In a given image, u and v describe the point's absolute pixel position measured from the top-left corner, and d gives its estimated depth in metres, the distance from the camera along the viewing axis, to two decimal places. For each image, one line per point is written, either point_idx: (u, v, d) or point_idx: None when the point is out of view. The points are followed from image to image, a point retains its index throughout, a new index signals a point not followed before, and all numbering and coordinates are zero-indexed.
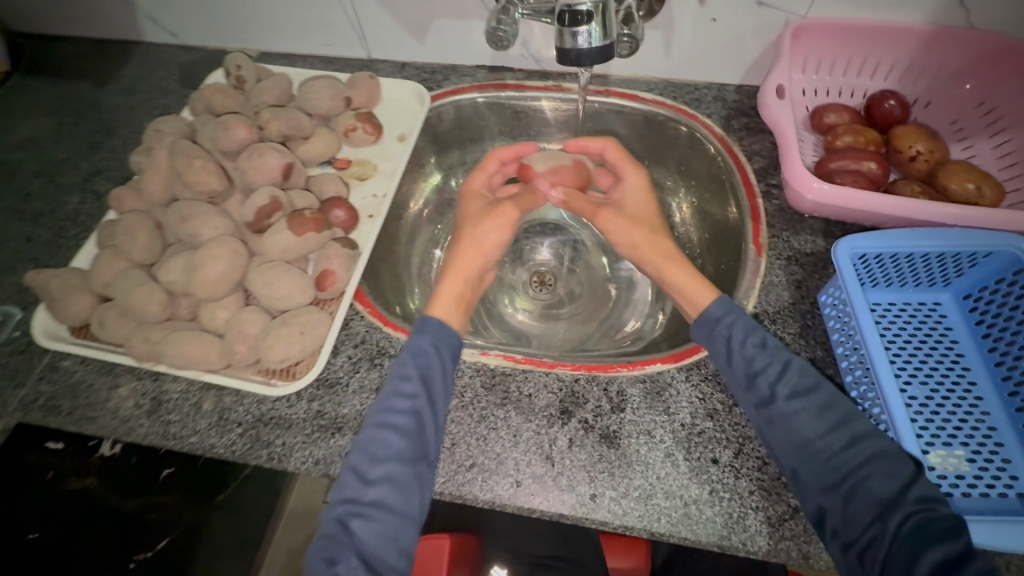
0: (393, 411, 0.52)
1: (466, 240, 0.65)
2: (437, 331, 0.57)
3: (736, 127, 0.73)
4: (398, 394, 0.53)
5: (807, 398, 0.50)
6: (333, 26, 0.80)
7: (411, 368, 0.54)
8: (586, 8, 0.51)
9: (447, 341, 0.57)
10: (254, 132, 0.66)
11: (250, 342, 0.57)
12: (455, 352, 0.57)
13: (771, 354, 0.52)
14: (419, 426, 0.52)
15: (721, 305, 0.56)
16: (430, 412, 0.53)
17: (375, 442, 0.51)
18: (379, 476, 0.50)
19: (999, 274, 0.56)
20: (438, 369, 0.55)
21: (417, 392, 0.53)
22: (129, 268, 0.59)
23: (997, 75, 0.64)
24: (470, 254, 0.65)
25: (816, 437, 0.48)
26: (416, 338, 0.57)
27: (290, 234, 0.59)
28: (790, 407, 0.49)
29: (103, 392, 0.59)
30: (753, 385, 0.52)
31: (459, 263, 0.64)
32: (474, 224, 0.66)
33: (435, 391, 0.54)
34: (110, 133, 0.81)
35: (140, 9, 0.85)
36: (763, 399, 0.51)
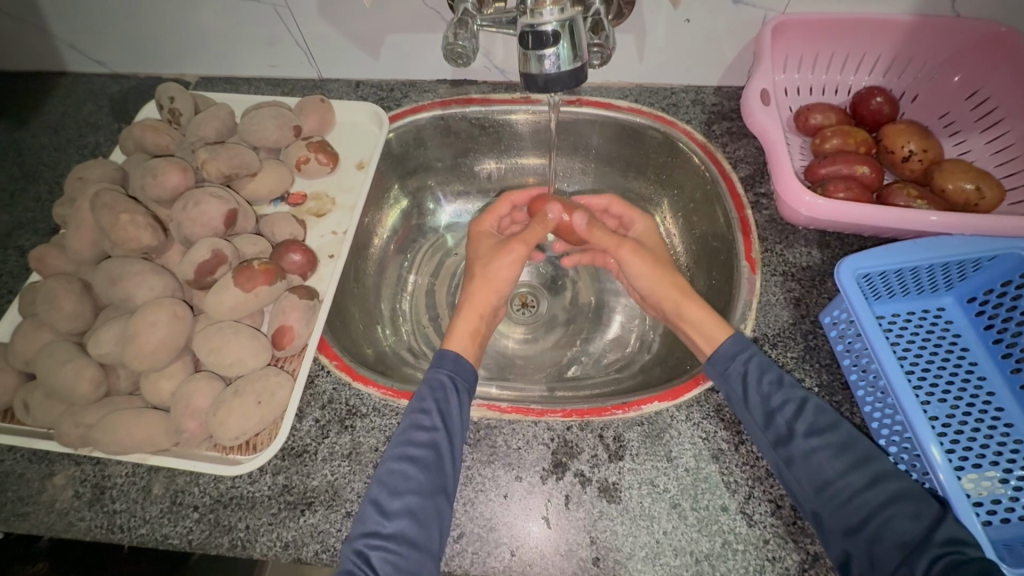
0: (411, 443, 0.49)
1: (483, 282, 0.64)
2: (455, 367, 0.55)
3: (718, 133, 0.68)
4: (416, 427, 0.50)
5: (826, 436, 0.47)
6: (277, 46, 0.73)
7: (428, 401, 0.52)
8: (552, 29, 0.46)
9: (463, 374, 0.55)
10: (191, 175, 0.59)
11: (201, 417, 0.51)
12: (471, 385, 0.55)
13: (789, 390, 0.50)
14: (437, 459, 0.49)
15: (737, 339, 0.53)
16: (448, 445, 0.50)
17: (394, 475, 0.48)
18: (399, 509, 0.46)
19: (1005, 276, 0.52)
20: (454, 402, 0.52)
21: (435, 424, 0.50)
22: (56, 341, 0.53)
23: (986, 65, 0.61)
24: (482, 289, 0.64)
25: (837, 478, 0.46)
26: (433, 372, 0.55)
27: (238, 291, 0.54)
28: (809, 446, 0.47)
29: (36, 483, 0.53)
30: (772, 422, 0.49)
31: (472, 297, 0.63)
32: (485, 261, 0.65)
33: (455, 424, 0.51)
34: (35, 178, 0.73)
35: (59, 38, 0.77)
36: (780, 438, 0.48)
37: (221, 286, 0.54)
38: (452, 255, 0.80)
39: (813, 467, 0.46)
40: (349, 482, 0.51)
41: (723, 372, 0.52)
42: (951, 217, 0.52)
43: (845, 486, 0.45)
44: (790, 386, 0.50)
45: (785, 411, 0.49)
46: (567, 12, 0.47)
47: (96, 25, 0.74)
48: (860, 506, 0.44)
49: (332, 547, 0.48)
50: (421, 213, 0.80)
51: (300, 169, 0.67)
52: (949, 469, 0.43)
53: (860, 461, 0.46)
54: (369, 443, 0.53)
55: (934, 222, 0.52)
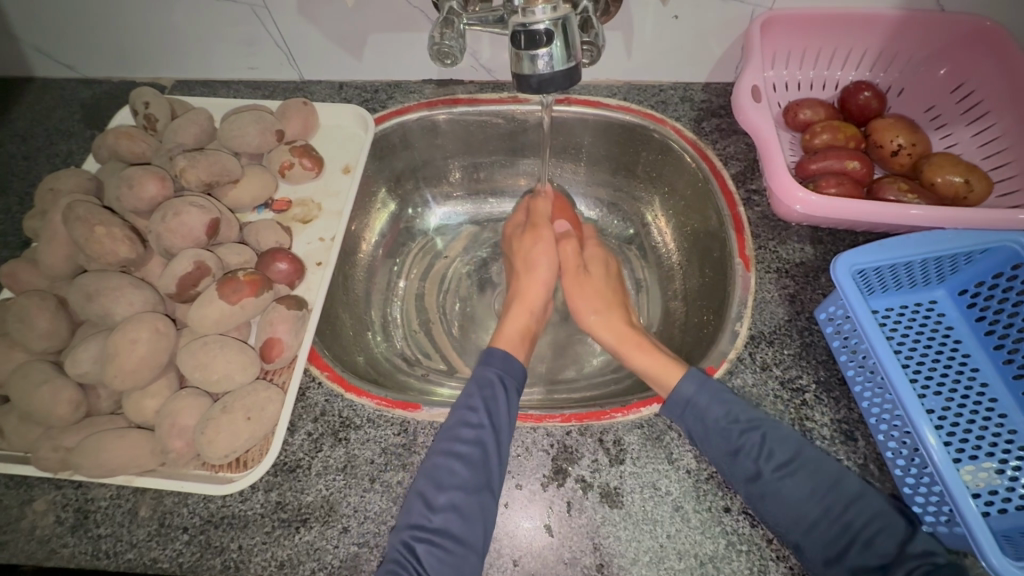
0: (457, 440, 0.49)
1: (526, 275, 0.66)
2: (505, 363, 0.56)
3: (708, 130, 0.68)
4: (464, 423, 0.50)
5: (792, 467, 0.47)
6: (257, 48, 0.71)
7: (477, 400, 0.52)
8: (545, 28, 0.45)
9: (513, 372, 0.56)
10: (169, 183, 0.57)
11: (188, 436, 0.49)
12: (519, 384, 0.56)
13: (749, 428, 0.49)
14: (483, 457, 0.48)
15: (688, 390, 0.52)
16: (496, 442, 0.49)
17: (441, 471, 0.48)
18: (445, 504, 0.47)
19: (997, 268, 0.52)
20: (503, 401, 0.52)
21: (482, 421, 0.50)
22: (31, 362, 0.50)
23: (971, 59, 0.61)
24: (531, 283, 0.65)
25: (808, 509, 0.46)
26: (484, 371, 0.55)
27: (222, 303, 0.52)
28: (779, 482, 0.47)
29: (15, 509, 0.50)
30: (737, 462, 0.48)
31: (524, 291, 0.65)
32: (525, 251, 0.68)
33: (502, 420, 0.51)
34: (3, 188, 0.70)
35: (24, 41, 0.73)
36: (749, 477, 0.47)
37: (205, 299, 0.52)
38: (443, 258, 0.79)
39: (789, 501, 0.46)
40: (346, 496, 0.49)
41: (681, 412, 0.51)
42: (930, 211, 0.52)
43: (818, 514, 0.46)
44: (745, 429, 0.49)
45: (750, 451, 0.48)
46: (560, 10, 0.46)
47: (64, 26, 0.71)
48: (850, 520, 0.45)
49: (330, 564, 0.47)
50: (410, 216, 0.78)
51: (284, 174, 0.65)
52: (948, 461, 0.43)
53: (830, 485, 0.46)
54: (365, 456, 0.51)
55: (917, 216, 0.52)
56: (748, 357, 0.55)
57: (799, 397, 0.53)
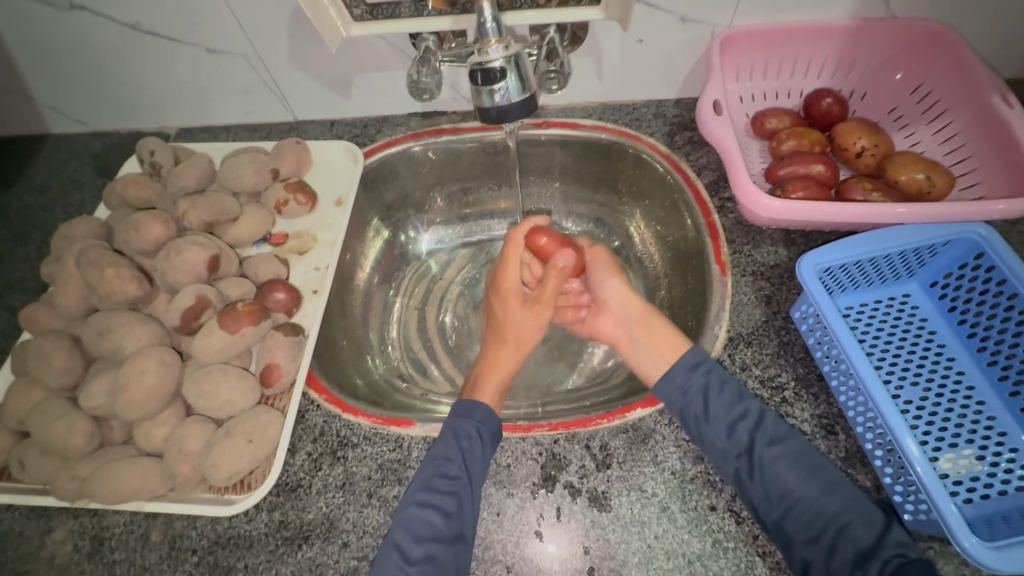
0: (434, 492, 0.49)
1: (502, 341, 0.63)
2: (482, 416, 0.54)
3: (681, 143, 0.71)
4: (440, 475, 0.49)
5: (786, 443, 0.49)
6: (253, 94, 0.76)
7: (454, 450, 0.51)
8: (499, 65, 0.49)
9: (490, 422, 0.54)
10: (172, 225, 0.61)
11: (194, 460, 0.52)
12: (496, 431, 0.54)
13: (747, 402, 0.51)
14: (458, 508, 0.48)
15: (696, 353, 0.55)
16: (470, 493, 0.49)
17: (418, 522, 0.48)
18: (421, 556, 0.47)
19: (961, 259, 0.54)
20: (476, 451, 0.51)
21: (459, 473, 0.49)
22: (48, 398, 0.54)
23: (926, 61, 0.64)
24: (524, 339, 0.63)
25: (797, 486, 0.47)
26: (461, 423, 0.53)
27: (222, 334, 0.55)
28: (770, 455, 0.48)
29: (36, 539, 0.53)
30: (734, 435, 0.50)
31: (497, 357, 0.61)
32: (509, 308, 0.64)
33: (477, 474, 0.50)
34: (22, 238, 0.75)
35: (41, 102, 0.79)
36: (742, 451, 0.49)
37: (207, 330, 0.55)
38: (437, 280, 0.82)
39: (775, 481, 0.47)
40: (345, 513, 0.52)
41: (683, 385, 0.53)
42: (916, 208, 0.53)
43: (805, 494, 0.47)
44: (745, 400, 0.51)
45: (746, 424, 0.50)
46: (512, 49, 0.50)
47: (75, 85, 0.76)
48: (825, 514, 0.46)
49: None
50: (403, 242, 0.82)
51: (281, 210, 0.69)
52: (925, 457, 0.43)
53: (818, 467, 0.48)
54: (362, 473, 0.53)
55: (902, 214, 0.54)
56: (728, 359, 0.57)
57: (778, 395, 0.54)
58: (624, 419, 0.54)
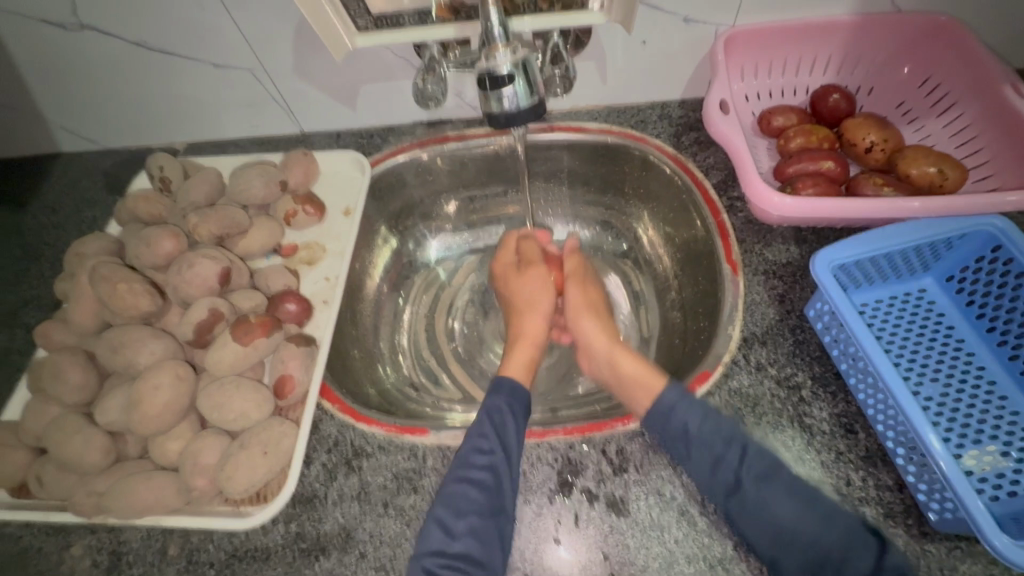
0: (470, 467, 0.49)
1: (524, 310, 0.67)
2: (511, 391, 0.56)
3: (687, 143, 0.71)
4: (476, 450, 0.50)
5: (772, 479, 0.46)
6: (259, 108, 0.77)
7: (487, 425, 0.52)
8: (507, 71, 0.49)
9: (520, 398, 0.56)
10: (183, 240, 0.62)
11: (209, 473, 0.52)
12: (526, 410, 0.56)
13: (730, 438, 0.48)
14: (497, 481, 0.49)
15: (675, 391, 0.52)
16: (508, 468, 0.50)
17: (458, 497, 0.48)
18: (464, 530, 0.47)
19: (977, 252, 0.54)
20: (511, 427, 0.53)
21: (495, 447, 0.50)
22: (65, 414, 0.54)
23: (932, 54, 0.64)
24: (532, 317, 0.66)
25: (789, 522, 0.44)
26: (492, 398, 0.55)
27: (235, 346, 0.55)
28: (759, 492, 0.46)
29: (54, 556, 0.53)
30: (718, 472, 0.47)
31: (527, 330, 0.65)
32: (514, 287, 0.69)
33: (512, 446, 0.51)
34: (35, 256, 0.76)
35: (52, 122, 0.81)
36: (730, 488, 0.47)
37: (220, 342, 0.56)
38: (446, 287, 0.82)
39: (770, 513, 0.45)
40: (361, 523, 0.51)
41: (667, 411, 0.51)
42: (930, 201, 0.53)
43: (799, 527, 0.44)
44: (728, 439, 0.48)
45: (728, 459, 0.47)
46: (519, 54, 0.50)
47: (85, 104, 0.77)
48: (824, 537, 0.43)
49: None
50: (411, 250, 0.82)
51: (290, 222, 0.69)
52: (948, 453, 0.43)
53: (812, 499, 0.45)
54: (377, 482, 0.53)
55: (915, 208, 0.53)
56: (742, 359, 0.56)
57: (795, 394, 0.53)
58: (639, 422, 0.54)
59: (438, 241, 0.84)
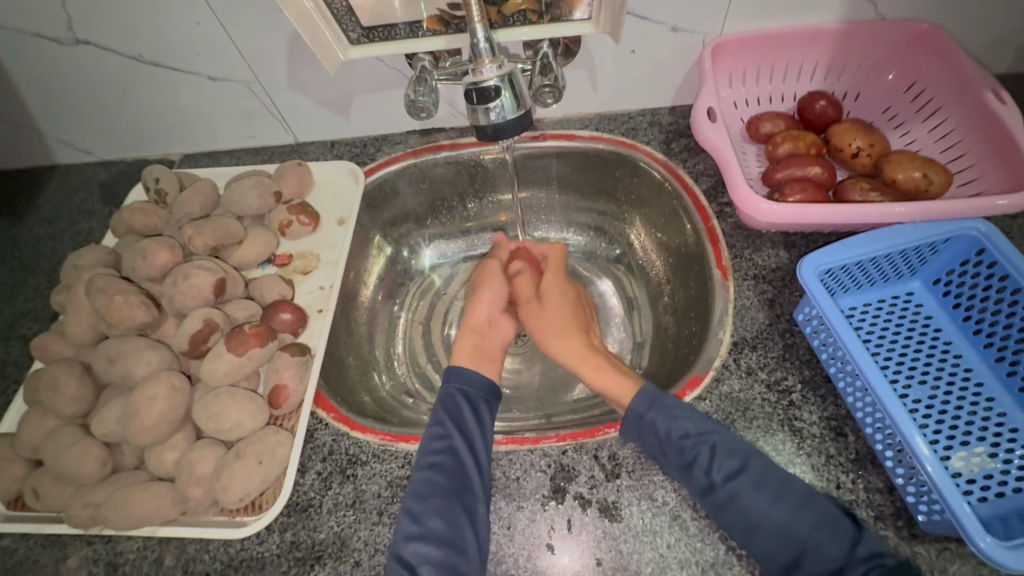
0: (431, 453, 0.53)
1: (479, 299, 0.69)
2: (462, 379, 0.59)
3: (677, 150, 0.72)
4: (433, 435, 0.54)
5: (741, 476, 0.47)
6: (254, 119, 0.77)
7: (442, 414, 0.56)
8: (494, 84, 0.50)
9: (475, 384, 0.59)
10: (179, 251, 0.62)
11: (205, 483, 0.52)
12: (485, 393, 0.58)
13: (698, 439, 0.49)
14: (457, 464, 0.51)
15: (640, 399, 0.53)
16: (466, 449, 0.52)
17: (419, 480, 0.51)
18: (429, 512, 0.49)
19: (962, 255, 0.54)
20: (466, 411, 0.56)
21: (448, 431, 0.54)
22: (62, 426, 0.55)
23: (917, 60, 0.64)
24: (477, 305, 0.68)
25: (763, 517, 0.46)
26: (444, 385, 0.59)
27: (230, 356, 0.56)
28: (731, 490, 0.47)
29: (51, 567, 0.54)
30: (690, 472, 0.49)
31: (472, 317, 0.67)
32: (478, 279, 0.72)
33: (468, 429, 0.54)
34: (32, 269, 0.77)
35: (48, 135, 0.81)
36: (704, 488, 0.48)
37: (215, 352, 0.56)
38: (441, 295, 0.83)
39: (744, 512, 0.46)
40: (356, 531, 0.52)
41: (643, 412, 0.52)
42: (914, 207, 0.53)
43: (776, 521, 0.45)
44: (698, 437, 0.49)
45: (698, 456, 0.48)
46: (506, 67, 0.50)
47: (81, 117, 0.78)
48: (798, 530, 0.45)
49: None
50: (406, 258, 0.82)
51: (285, 232, 0.70)
52: (933, 455, 0.43)
53: (780, 493, 0.46)
54: (372, 490, 0.54)
55: (900, 214, 0.54)
56: (733, 363, 0.56)
57: (786, 398, 0.54)
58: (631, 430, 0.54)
59: (433, 248, 0.84)
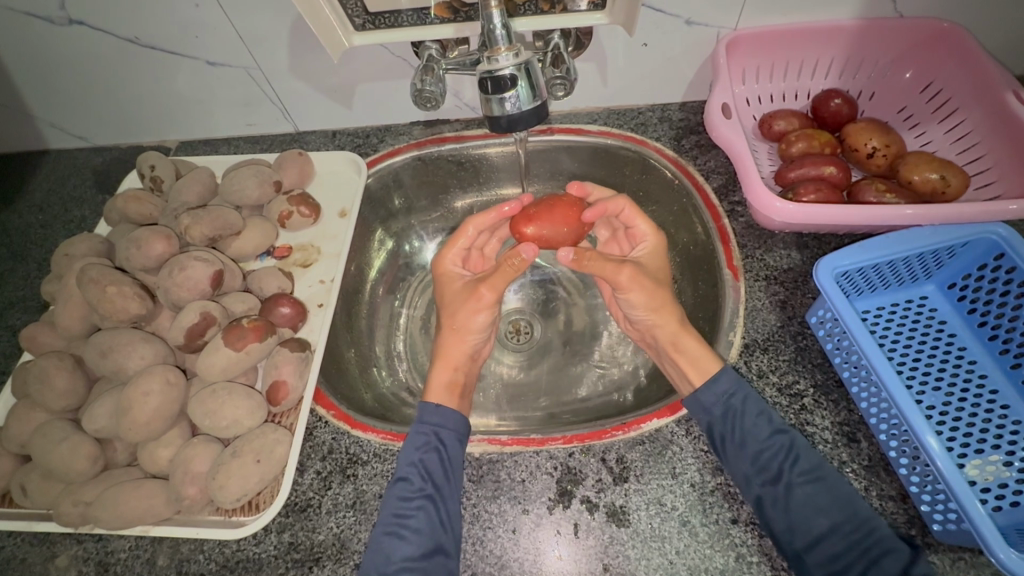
0: (403, 510, 0.49)
1: (453, 333, 0.62)
2: (439, 417, 0.54)
3: (688, 147, 0.70)
4: (404, 495, 0.49)
5: (819, 478, 0.47)
6: (253, 106, 0.75)
7: (413, 463, 0.51)
8: (509, 73, 0.48)
9: (452, 425, 0.54)
10: (175, 241, 0.60)
11: (201, 482, 0.51)
12: (461, 436, 0.53)
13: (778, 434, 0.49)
14: (428, 523, 0.48)
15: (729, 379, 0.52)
16: (441, 506, 0.49)
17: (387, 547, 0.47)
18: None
19: (980, 260, 0.53)
20: (438, 458, 0.51)
21: (424, 485, 0.49)
22: (50, 421, 0.53)
23: (937, 59, 0.63)
24: (453, 341, 0.62)
25: (821, 526, 0.46)
26: (418, 426, 0.54)
27: (228, 351, 0.54)
28: (798, 488, 0.47)
29: (39, 566, 0.52)
30: (760, 462, 0.48)
31: (447, 351, 0.61)
32: (452, 312, 0.62)
33: (445, 484, 0.50)
34: (21, 257, 0.74)
35: (40, 119, 0.79)
36: (770, 478, 0.48)
37: (213, 347, 0.54)
38: None
39: (800, 511, 0.46)
40: (356, 533, 0.50)
41: (709, 405, 0.51)
42: (924, 209, 0.52)
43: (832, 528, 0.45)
44: (775, 432, 0.49)
45: (775, 455, 0.48)
46: (522, 56, 0.48)
47: (75, 102, 0.76)
48: (858, 536, 0.44)
49: None
50: (407, 252, 0.80)
51: (285, 223, 0.68)
52: (950, 459, 0.42)
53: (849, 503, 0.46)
54: (373, 491, 0.52)
55: (909, 216, 0.53)
56: (744, 366, 0.55)
57: (797, 402, 0.53)
58: (686, 411, 0.54)
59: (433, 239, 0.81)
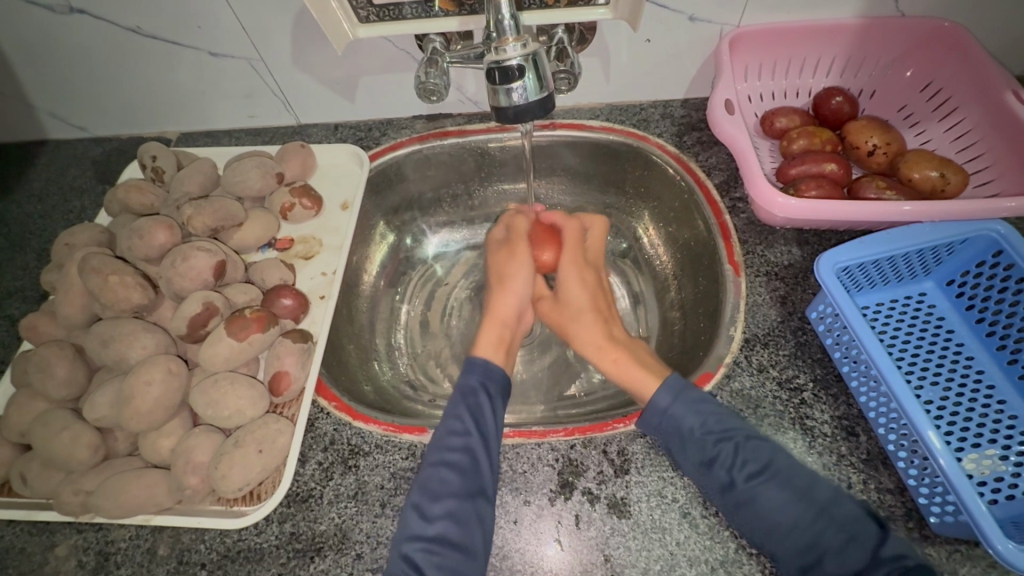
0: (447, 449, 0.50)
1: (501, 289, 0.64)
2: (487, 369, 0.56)
3: (689, 143, 0.71)
4: (450, 433, 0.50)
5: (763, 476, 0.46)
6: (255, 98, 0.75)
7: (461, 406, 0.52)
8: (516, 64, 0.48)
9: (495, 378, 0.56)
10: (177, 231, 0.60)
11: (202, 471, 0.50)
12: (502, 389, 0.55)
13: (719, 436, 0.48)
14: (473, 464, 0.49)
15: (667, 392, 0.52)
16: (484, 449, 0.50)
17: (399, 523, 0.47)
18: (440, 513, 0.47)
19: (978, 257, 0.54)
20: (485, 407, 0.53)
21: (468, 429, 0.50)
22: (51, 409, 0.53)
23: (938, 59, 0.63)
24: (504, 297, 0.63)
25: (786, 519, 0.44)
26: (465, 378, 0.55)
27: (230, 342, 0.54)
28: (751, 490, 0.46)
29: (38, 556, 0.52)
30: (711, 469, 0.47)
31: (496, 309, 0.62)
32: (502, 268, 0.65)
33: (489, 427, 0.51)
34: (20, 247, 0.74)
35: (40, 108, 0.78)
36: (723, 487, 0.47)
37: (215, 337, 0.54)
38: (444, 284, 0.80)
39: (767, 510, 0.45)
40: (358, 523, 0.50)
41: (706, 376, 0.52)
42: (922, 205, 0.53)
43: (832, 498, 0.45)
44: (717, 438, 0.48)
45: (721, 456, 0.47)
46: (530, 47, 0.49)
47: (75, 91, 0.75)
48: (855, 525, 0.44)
49: None
50: (408, 246, 0.80)
51: (286, 215, 0.68)
52: (948, 452, 0.43)
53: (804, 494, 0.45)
54: (375, 481, 0.52)
55: (908, 212, 0.53)
56: (744, 360, 0.56)
57: (797, 396, 0.53)
58: None
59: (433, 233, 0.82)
